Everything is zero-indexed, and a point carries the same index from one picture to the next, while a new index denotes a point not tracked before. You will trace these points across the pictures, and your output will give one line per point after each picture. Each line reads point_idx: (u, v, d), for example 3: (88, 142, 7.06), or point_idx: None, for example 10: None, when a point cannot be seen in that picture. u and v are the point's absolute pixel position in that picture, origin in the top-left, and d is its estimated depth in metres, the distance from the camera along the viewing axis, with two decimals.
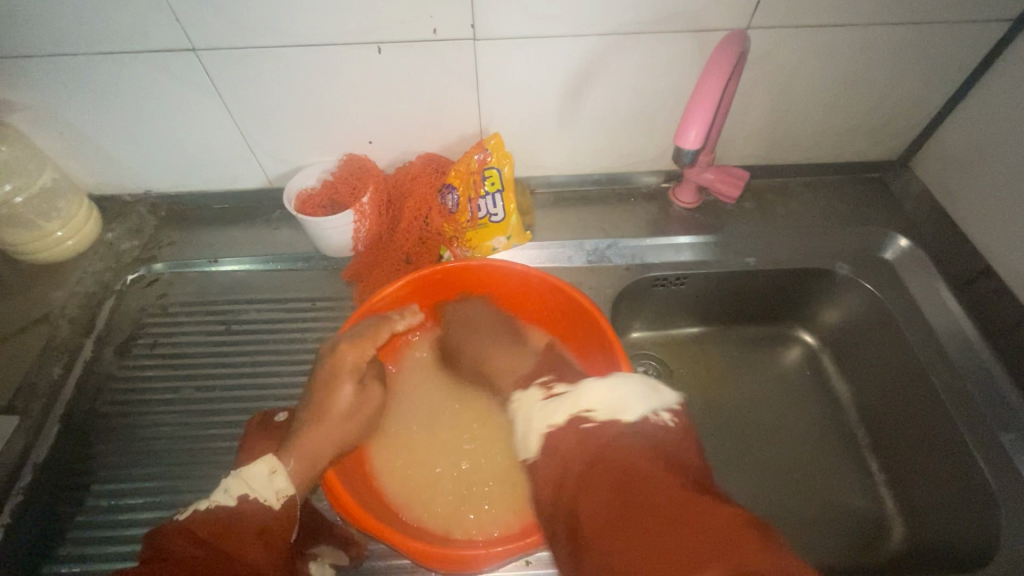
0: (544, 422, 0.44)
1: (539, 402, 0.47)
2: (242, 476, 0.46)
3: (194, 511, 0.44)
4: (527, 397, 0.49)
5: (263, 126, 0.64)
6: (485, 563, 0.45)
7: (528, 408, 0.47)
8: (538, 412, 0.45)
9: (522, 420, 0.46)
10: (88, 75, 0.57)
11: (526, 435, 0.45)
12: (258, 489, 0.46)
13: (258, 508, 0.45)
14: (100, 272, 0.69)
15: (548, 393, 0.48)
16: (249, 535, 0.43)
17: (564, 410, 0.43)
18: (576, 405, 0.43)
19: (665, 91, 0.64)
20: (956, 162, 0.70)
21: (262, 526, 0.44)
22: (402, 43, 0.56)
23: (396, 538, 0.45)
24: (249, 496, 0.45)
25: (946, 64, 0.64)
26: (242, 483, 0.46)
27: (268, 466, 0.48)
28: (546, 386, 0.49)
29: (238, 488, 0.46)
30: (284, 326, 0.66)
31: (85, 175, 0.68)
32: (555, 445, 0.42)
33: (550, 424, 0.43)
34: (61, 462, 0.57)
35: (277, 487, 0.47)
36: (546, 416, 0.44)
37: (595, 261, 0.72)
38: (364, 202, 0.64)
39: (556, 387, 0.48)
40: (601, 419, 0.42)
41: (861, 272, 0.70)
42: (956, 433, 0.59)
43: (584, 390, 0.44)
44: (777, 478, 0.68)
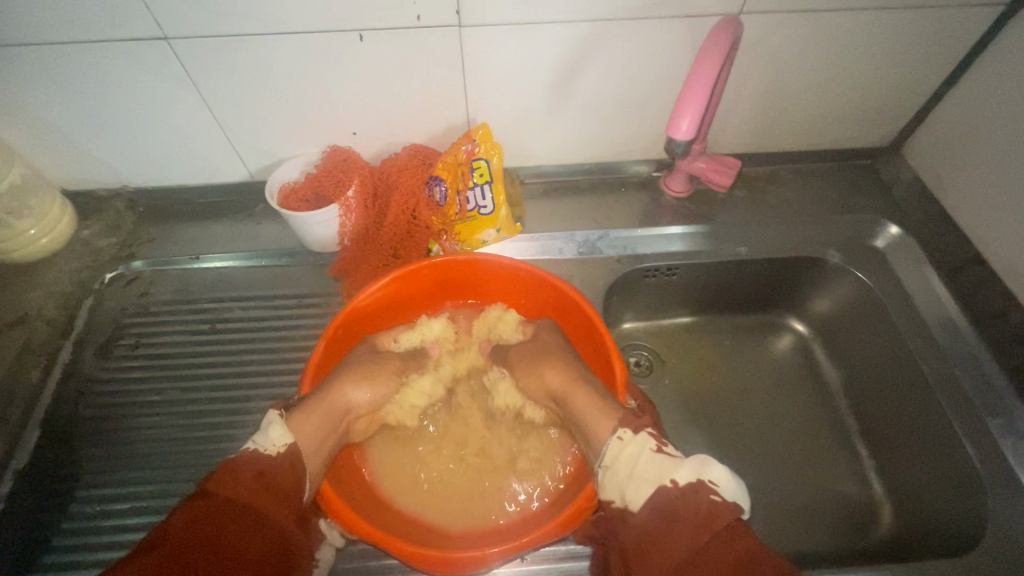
0: (655, 478, 0.46)
1: (649, 448, 0.48)
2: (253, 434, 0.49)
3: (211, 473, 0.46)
4: (633, 438, 0.49)
5: (243, 118, 0.62)
6: (479, 564, 0.45)
7: (642, 454, 0.47)
8: (654, 467, 0.46)
9: (627, 460, 0.48)
10: (57, 67, 0.55)
11: (632, 478, 0.47)
12: (260, 441, 0.48)
13: (258, 458, 0.47)
14: (77, 270, 0.67)
15: (660, 441, 0.48)
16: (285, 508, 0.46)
17: (689, 475, 0.45)
18: (677, 471, 0.46)
19: (656, 78, 0.62)
20: (946, 149, 0.69)
21: (260, 472, 0.46)
22: (385, 30, 0.54)
23: (385, 539, 0.45)
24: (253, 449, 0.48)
25: (938, 48, 0.63)
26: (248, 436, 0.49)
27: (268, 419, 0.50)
28: (654, 435, 0.49)
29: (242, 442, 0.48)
30: (271, 325, 0.65)
31: (57, 170, 0.66)
32: (665, 506, 0.45)
33: (664, 481, 0.46)
34: (44, 468, 0.56)
35: (273, 437, 0.48)
36: (665, 471, 0.46)
37: (586, 252, 0.71)
38: (349, 196, 0.63)
39: (669, 446, 0.48)
40: (725, 499, 0.44)
41: (851, 261, 0.70)
42: (945, 420, 0.59)
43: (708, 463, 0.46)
44: (769, 466, 0.69)
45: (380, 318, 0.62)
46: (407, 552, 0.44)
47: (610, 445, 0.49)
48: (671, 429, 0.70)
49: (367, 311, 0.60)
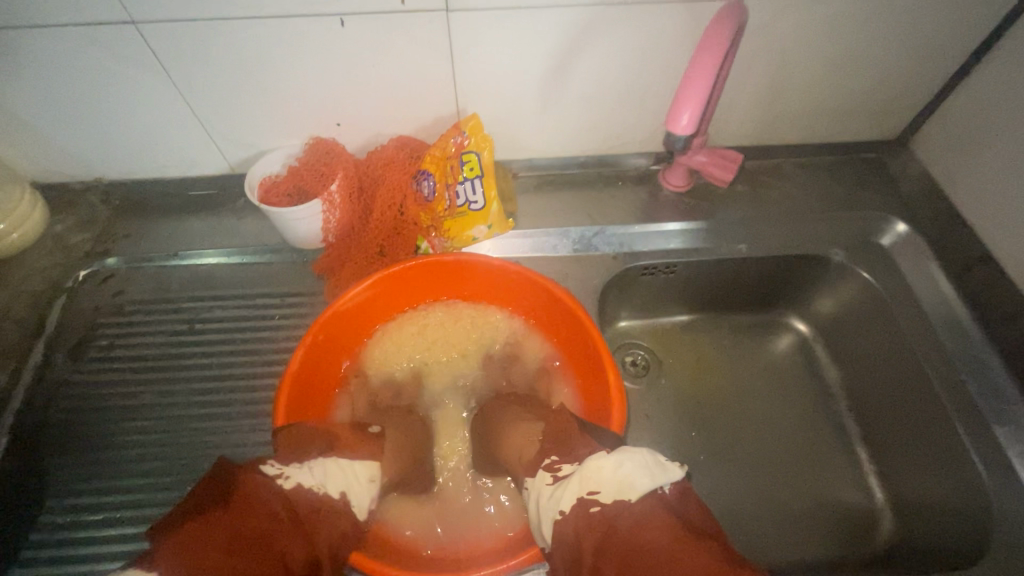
0: (552, 509, 0.43)
1: (546, 481, 0.46)
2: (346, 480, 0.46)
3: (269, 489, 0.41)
4: (535, 482, 0.47)
5: (219, 108, 0.59)
6: None
7: (541, 493, 0.46)
8: (548, 501, 0.44)
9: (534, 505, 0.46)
10: (17, 52, 0.52)
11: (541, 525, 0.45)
12: (356, 493, 0.46)
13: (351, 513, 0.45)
14: (49, 268, 0.64)
15: (556, 469, 0.47)
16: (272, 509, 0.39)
17: (574, 495, 0.43)
18: (563, 498, 0.43)
19: (655, 67, 0.59)
20: (957, 142, 0.66)
21: (341, 532, 0.43)
22: (368, 15, 0.51)
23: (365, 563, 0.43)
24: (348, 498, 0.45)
25: (951, 36, 0.60)
26: (338, 471, 0.46)
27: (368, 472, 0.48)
28: (551, 467, 0.47)
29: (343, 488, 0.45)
30: (252, 326, 0.62)
31: (25, 162, 0.63)
32: (564, 535, 0.42)
33: (555, 515, 0.43)
34: (12, 477, 0.54)
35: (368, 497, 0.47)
36: (555, 503, 0.43)
37: (581, 249, 0.68)
38: (333, 190, 0.60)
39: (564, 468, 0.46)
40: (610, 501, 0.41)
41: (856, 260, 0.67)
42: (951, 427, 0.57)
43: (588, 468, 0.44)
44: (768, 471, 0.67)
45: (362, 322, 0.59)
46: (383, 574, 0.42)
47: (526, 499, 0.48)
48: (668, 432, 0.68)
49: (348, 315, 0.57)
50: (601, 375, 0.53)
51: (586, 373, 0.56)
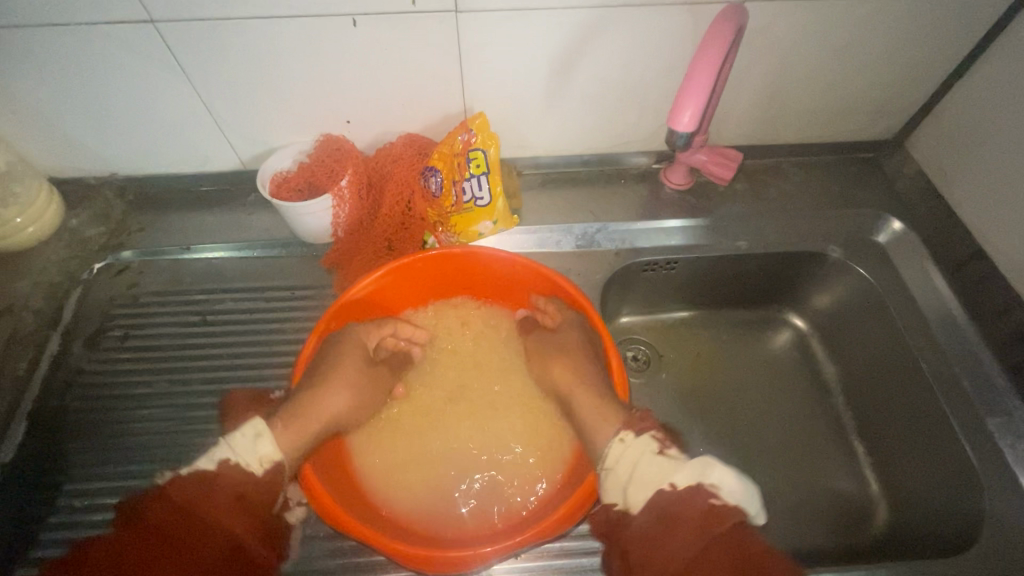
0: (657, 481, 0.48)
1: (649, 449, 0.50)
2: (226, 443, 0.49)
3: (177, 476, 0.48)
4: (637, 442, 0.50)
5: (233, 104, 0.60)
6: (475, 562, 0.44)
7: (640, 455, 0.49)
8: (653, 470, 0.48)
9: (625, 460, 0.49)
10: (39, 50, 0.53)
11: (631, 482, 0.49)
12: (240, 454, 0.48)
13: (237, 472, 0.48)
14: (65, 260, 0.66)
15: (663, 444, 0.50)
16: (222, 500, 0.47)
17: (689, 480, 0.48)
18: (676, 475, 0.48)
19: (657, 68, 0.61)
20: (951, 142, 0.68)
21: (239, 493, 0.48)
22: (378, 15, 0.53)
23: (381, 539, 0.44)
24: (230, 462, 0.48)
25: (945, 39, 0.62)
26: (227, 448, 0.49)
27: (254, 431, 0.50)
28: (658, 439, 0.51)
29: (220, 453, 0.48)
30: (263, 317, 0.64)
31: (43, 157, 0.64)
32: (665, 508, 0.47)
33: (661, 485, 0.48)
34: (30, 463, 0.55)
35: (259, 453, 0.49)
36: (664, 476, 0.48)
37: (583, 245, 0.70)
38: (343, 186, 0.62)
39: (671, 446, 0.50)
40: (728, 501, 0.47)
41: (853, 257, 0.69)
42: (943, 419, 0.59)
43: (710, 466, 0.48)
44: (765, 462, 0.68)
45: (373, 310, 0.61)
46: (396, 552, 0.44)
47: (611, 449, 0.51)
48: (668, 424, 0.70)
49: (361, 304, 0.59)
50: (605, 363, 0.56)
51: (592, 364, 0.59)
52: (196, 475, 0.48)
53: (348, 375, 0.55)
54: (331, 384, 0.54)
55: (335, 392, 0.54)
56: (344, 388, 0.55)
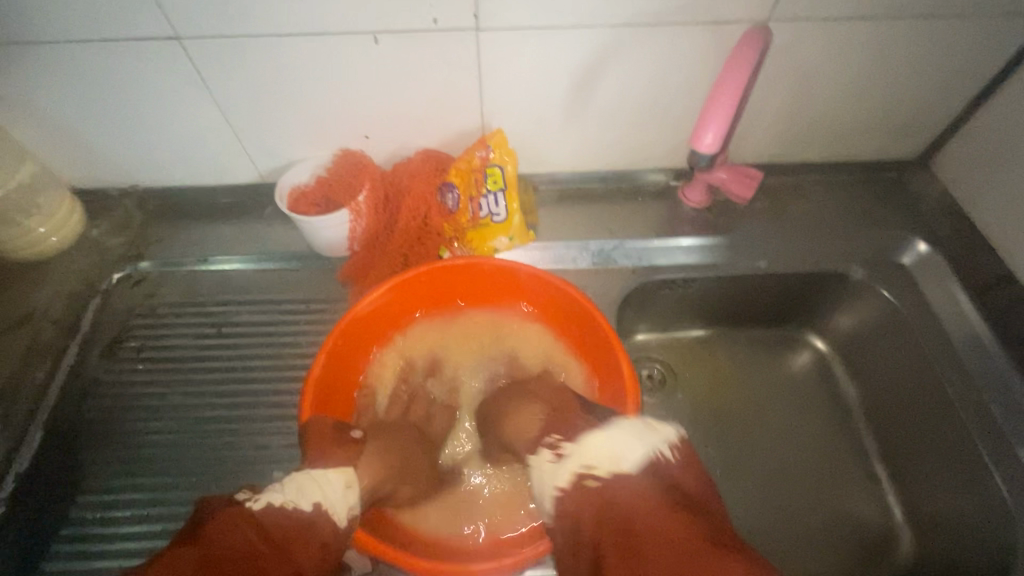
0: (551, 484, 0.45)
1: (551, 464, 0.46)
2: (321, 484, 0.44)
3: (272, 506, 0.41)
4: (538, 460, 0.48)
5: (254, 119, 0.61)
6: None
7: (542, 471, 0.46)
8: (549, 476, 0.45)
9: (539, 485, 0.46)
10: (66, 66, 0.54)
11: (544, 497, 0.46)
12: (332, 501, 0.44)
13: (329, 523, 0.42)
14: (85, 270, 0.66)
15: (556, 446, 0.47)
16: (311, 547, 0.40)
17: (569, 470, 0.44)
18: (561, 475, 0.44)
19: (677, 86, 0.60)
20: (979, 163, 0.66)
21: (325, 542, 0.41)
22: (400, 33, 0.53)
23: (402, 555, 0.44)
24: (324, 507, 0.43)
25: (972, 60, 0.61)
26: (318, 487, 0.44)
27: (344, 479, 0.46)
28: (551, 444, 0.47)
29: (314, 496, 0.43)
30: (278, 329, 0.64)
31: (68, 169, 0.65)
32: (562, 510, 0.43)
33: (552, 492, 0.44)
34: (46, 473, 0.55)
35: (349, 503, 0.45)
36: (553, 479, 0.45)
37: (600, 262, 0.69)
38: (360, 201, 0.62)
39: (563, 444, 0.47)
40: (606, 474, 0.42)
41: (876, 278, 0.68)
42: (973, 447, 0.57)
43: (584, 447, 0.45)
44: (783, 485, 0.67)
45: (380, 326, 0.60)
46: (414, 564, 0.44)
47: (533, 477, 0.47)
48: None
49: (368, 321, 0.58)
50: (615, 367, 0.54)
51: (604, 372, 0.57)
52: (293, 513, 0.41)
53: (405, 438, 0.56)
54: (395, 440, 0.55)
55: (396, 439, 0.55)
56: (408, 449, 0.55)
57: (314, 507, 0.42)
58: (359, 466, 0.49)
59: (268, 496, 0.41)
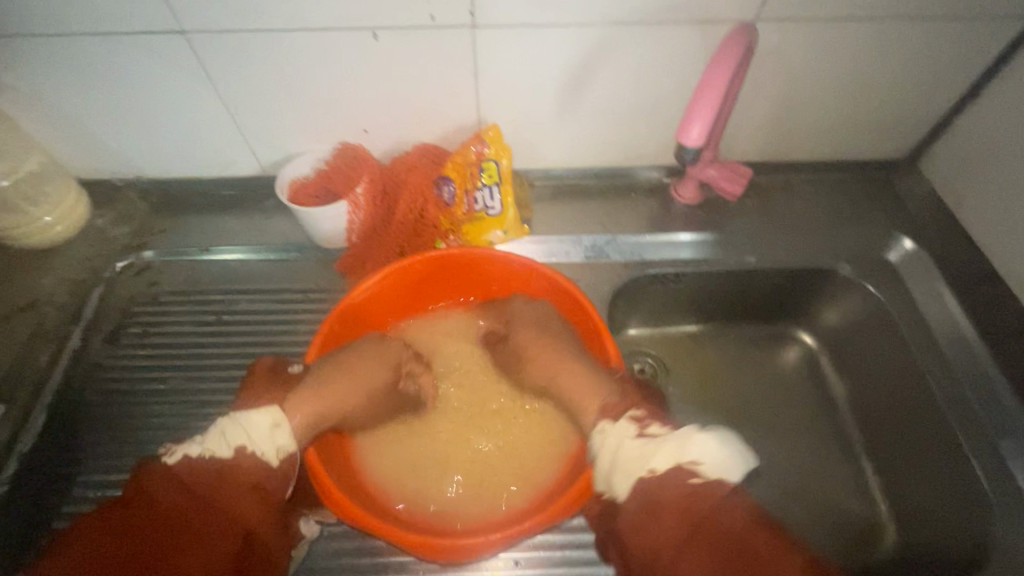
0: (640, 466, 0.47)
1: (628, 432, 0.49)
2: (243, 428, 0.48)
3: (188, 457, 0.47)
4: (614, 428, 0.50)
5: (255, 112, 0.63)
6: (483, 551, 0.46)
7: (619, 441, 0.48)
8: (633, 454, 0.47)
9: (608, 447, 0.49)
10: (74, 57, 0.56)
11: (615, 464, 0.48)
12: (257, 442, 0.48)
13: (256, 463, 0.48)
14: (89, 259, 0.68)
15: (642, 424, 0.50)
16: (241, 492, 0.46)
17: (669, 458, 0.46)
18: (655, 458, 0.46)
19: (668, 84, 0.62)
20: (964, 163, 0.68)
21: (255, 483, 0.47)
22: (398, 29, 0.55)
23: (393, 531, 0.46)
24: (248, 449, 0.48)
25: (957, 62, 0.62)
26: (243, 431, 0.48)
27: (273, 417, 0.49)
28: (635, 419, 0.50)
29: (237, 440, 0.47)
30: (277, 318, 0.65)
31: (74, 160, 0.67)
32: (650, 493, 0.46)
33: (640, 471, 0.46)
34: (48, 453, 0.57)
35: (278, 443, 0.49)
36: (642, 458, 0.47)
37: (592, 257, 0.70)
38: (358, 193, 0.63)
39: (651, 425, 0.49)
40: (710, 477, 0.45)
41: (863, 274, 0.69)
42: (954, 441, 0.58)
43: (688, 439, 0.47)
44: (770, 477, 0.68)
45: (376, 313, 0.62)
46: (405, 541, 0.46)
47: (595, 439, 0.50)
48: None
49: (364, 307, 0.60)
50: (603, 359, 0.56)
51: None
52: (218, 461, 0.47)
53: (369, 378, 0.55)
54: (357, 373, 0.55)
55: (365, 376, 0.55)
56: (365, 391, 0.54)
57: (235, 450, 0.47)
58: (344, 401, 0.53)
59: (185, 449, 0.48)
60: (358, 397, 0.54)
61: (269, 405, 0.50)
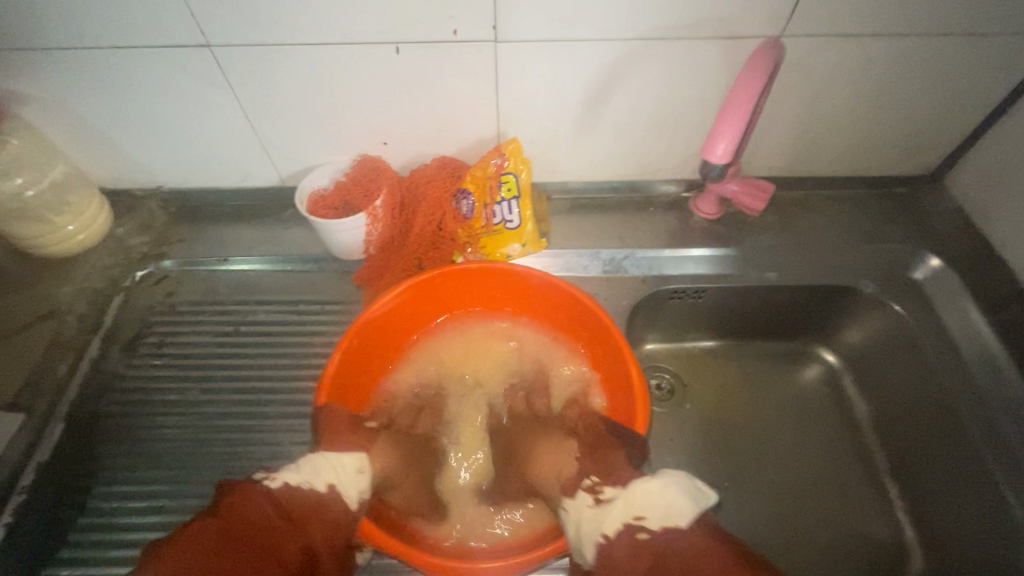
0: (596, 529, 0.45)
1: (590, 507, 0.47)
2: (335, 465, 0.49)
3: (287, 485, 0.45)
4: (574, 504, 0.48)
5: (276, 125, 0.63)
6: (500, 573, 0.44)
7: (581, 514, 0.47)
8: (591, 523, 0.45)
9: (574, 526, 0.46)
10: (100, 69, 0.56)
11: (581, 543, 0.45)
12: (345, 483, 0.48)
13: (342, 502, 0.47)
14: (109, 268, 0.68)
15: (596, 492, 0.48)
16: (325, 527, 0.44)
17: (620, 518, 0.44)
18: (607, 523, 0.44)
19: (690, 98, 0.61)
20: (992, 180, 0.67)
21: (337, 524, 0.45)
22: (420, 44, 0.55)
23: (407, 551, 0.44)
24: (338, 488, 0.47)
25: (985, 77, 0.61)
26: (333, 471, 0.48)
27: (356, 463, 0.51)
28: (591, 489, 0.49)
29: (329, 476, 0.48)
30: (293, 329, 0.65)
31: (97, 170, 0.68)
32: (609, 556, 0.42)
33: (598, 537, 0.44)
34: (65, 463, 0.57)
35: (359, 487, 0.49)
36: (598, 525, 0.45)
37: (610, 271, 0.70)
38: (377, 206, 0.63)
39: (604, 490, 0.48)
40: (657, 528, 0.43)
41: (887, 292, 0.67)
42: (983, 465, 0.56)
43: (633, 493, 0.46)
44: (791, 500, 0.66)
45: (394, 327, 0.61)
46: (419, 561, 0.44)
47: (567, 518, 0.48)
48: (691, 456, 0.68)
49: (382, 320, 0.59)
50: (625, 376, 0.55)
51: (614, 381, 0.57)
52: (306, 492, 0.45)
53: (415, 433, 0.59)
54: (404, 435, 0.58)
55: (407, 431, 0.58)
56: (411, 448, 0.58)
57: (328, 486, 0.46)
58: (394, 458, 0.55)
59: (285, 476, 0.46)
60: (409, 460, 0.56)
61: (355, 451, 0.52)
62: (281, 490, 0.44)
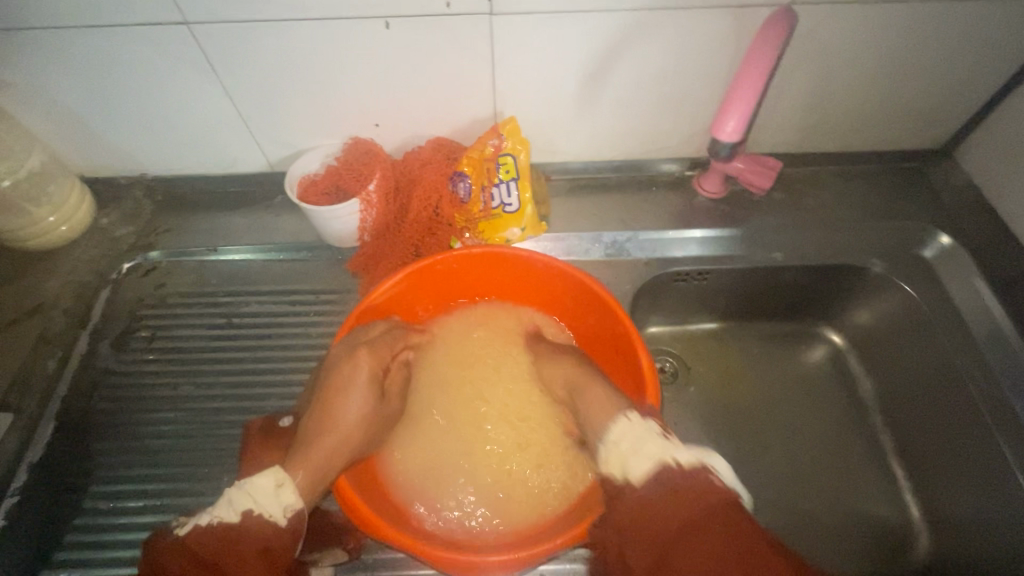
0: (663, 451, 0.45)
1: (644, 427, 0.48)
2: (249, 490, 0.45)
3: (198, 526, 0.44)
4: (639, 423, 0.49)
5: (263, 107, 0.60)
6: (516, 565, 0.44)
7: (642, 434, 0.47)
8: (655, 445, 0.46)
9: (625, 440, 0.48)
10: (74, 52, 0.53)
11: (630, 459, 0.46)
12: (264, 505, 0.45)
13: (265, 526, 0.44)
14: (95, 259, 0.66)
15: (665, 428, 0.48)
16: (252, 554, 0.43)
17: (688, 454, 0.45)
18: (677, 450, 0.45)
19: (696, 71, 0.58)
20: (1006, 153, 0.64)
21: (266, 545, 0.44)
22: (412, 18, 0.52)
23: (421, 548, 0.44)
24: (254, 512, 0.44)
25: (1003, 44, 0.58)
26: (247, 496, 0.45)
27: (274, 479, 0.46)
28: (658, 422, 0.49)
29: (244, 504, 0.44)
30: (287, 320, 0.63)
31: (77, 157, 0.65)
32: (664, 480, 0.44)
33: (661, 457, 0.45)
34: (59, 462, 0.56)
35: (284, 504, 0.45)
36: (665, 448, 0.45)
37: (612, 254, 0.68)
38: (371, 190, 0.61)
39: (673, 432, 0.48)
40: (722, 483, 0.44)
41: (896, 271, 0.66)
42: (993, 445, 0.56)
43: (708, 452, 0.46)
44: (795, 483, 0.66)
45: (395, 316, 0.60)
46: (434, 558, 0.44)
47: (617, 426, 0.49)
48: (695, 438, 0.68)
49: (382, 311, 0.58)
50: (633, 361, 0.53)
51: (621, 367, 0.56)
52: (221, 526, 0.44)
53: (346, 410, 0.51)
54: (343, 412, 0.51)
55: (346, 416, 0.51)
56: (357, 426, 0.51)
57: (242, 514, 0.44)
58: (345, 442, 0.50)
59: (195, 519, 0.45)
60: (353, 435, 0.51)
61: (271, 466, 0.47)
62: (200, 531, 0.44)
